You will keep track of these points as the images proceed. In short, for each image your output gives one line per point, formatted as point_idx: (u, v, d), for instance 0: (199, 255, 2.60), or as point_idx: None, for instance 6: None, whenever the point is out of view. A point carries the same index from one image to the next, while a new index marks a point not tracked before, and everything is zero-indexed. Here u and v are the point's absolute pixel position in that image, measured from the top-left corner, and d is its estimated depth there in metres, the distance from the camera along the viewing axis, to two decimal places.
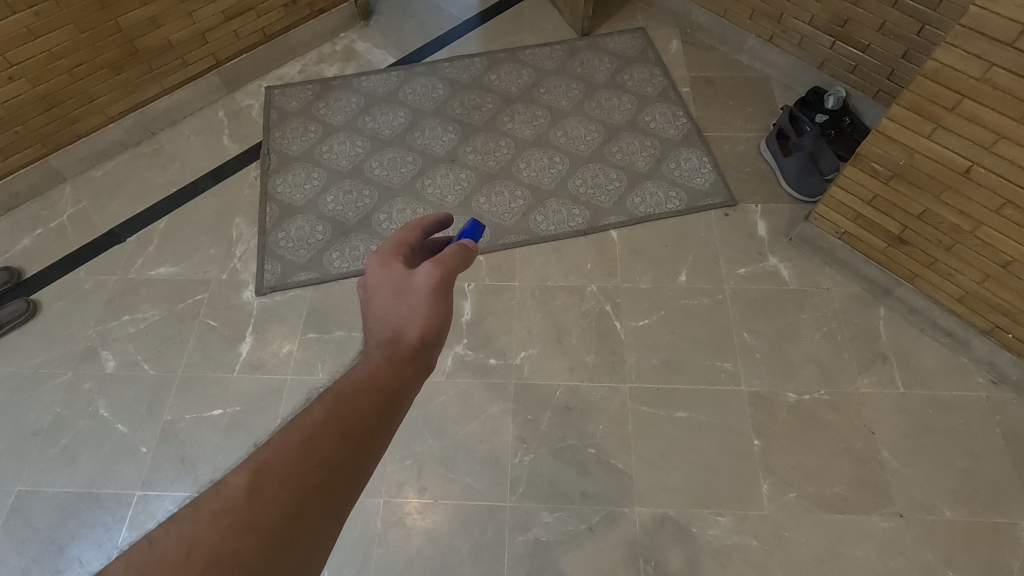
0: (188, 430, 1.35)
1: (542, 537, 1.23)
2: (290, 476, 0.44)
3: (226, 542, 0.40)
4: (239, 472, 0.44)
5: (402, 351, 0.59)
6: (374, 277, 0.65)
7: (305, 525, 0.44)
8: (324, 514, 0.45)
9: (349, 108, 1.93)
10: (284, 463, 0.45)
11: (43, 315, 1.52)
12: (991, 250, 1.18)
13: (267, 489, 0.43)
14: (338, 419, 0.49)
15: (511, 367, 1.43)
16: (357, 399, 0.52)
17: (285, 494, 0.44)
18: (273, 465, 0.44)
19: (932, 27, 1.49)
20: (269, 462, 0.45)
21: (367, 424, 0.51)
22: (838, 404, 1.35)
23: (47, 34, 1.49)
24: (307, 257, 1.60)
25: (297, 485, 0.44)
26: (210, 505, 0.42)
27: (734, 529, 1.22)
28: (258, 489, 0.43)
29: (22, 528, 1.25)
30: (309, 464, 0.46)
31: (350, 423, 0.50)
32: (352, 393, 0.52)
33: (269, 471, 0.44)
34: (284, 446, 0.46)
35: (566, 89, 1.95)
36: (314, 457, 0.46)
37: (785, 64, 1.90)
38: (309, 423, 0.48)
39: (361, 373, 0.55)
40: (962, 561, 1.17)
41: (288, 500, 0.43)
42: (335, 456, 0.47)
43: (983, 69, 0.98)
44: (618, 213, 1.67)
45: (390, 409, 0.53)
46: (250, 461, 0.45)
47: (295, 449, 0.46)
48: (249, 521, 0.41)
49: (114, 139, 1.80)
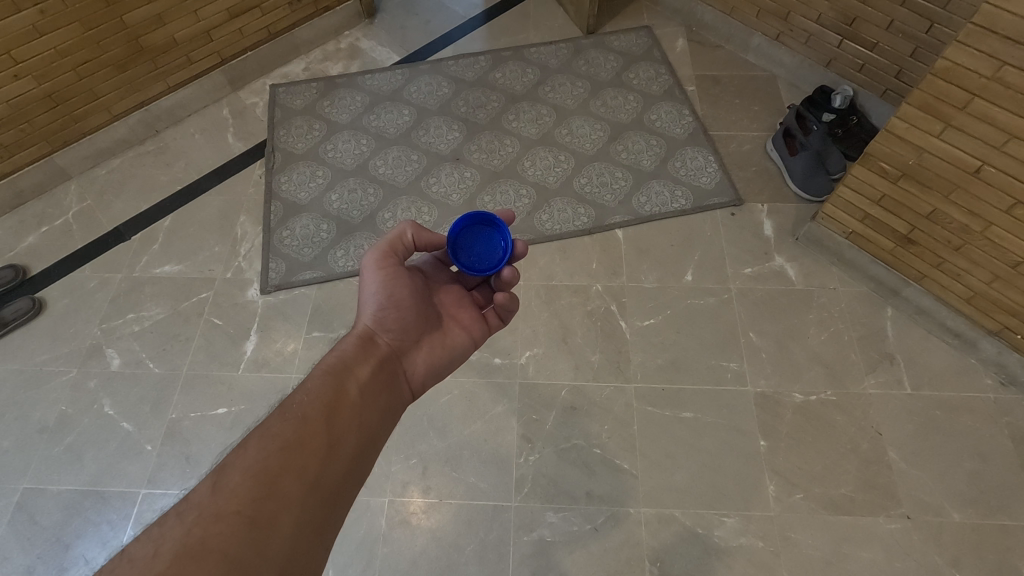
0: (193, 429, 1.35)
1: (547, 538, 1.23)
2: (253, 464, 0.66)
3: (198, 528, 0.59)
4: (208, 477, 0.65)
5: (356, 334, 0.88)
6: (368, 286, 0.90)
7: (272, 494, 0.64)
8: (288, 483, 0.66)
9: (354, 107, 1.92)
10: (245, 459, 0.66)
11: (48, 313, 1.52)
12: (1000, 250, 1.17)
13: (232, 481, 0.64)
14: (289, 417, 0.72)
15: (516, 367, 1.43)
16: (309, 393, 0.76)
17: (246, 480, 0.64)
18: (236, 463, 0.66)
19: (942, 25, 1.47)
20: (233, 462, 0.66)
21: (317, 407, 0.74)
22: (845, 404, 1.35)
23: (53, 31, 1.49)
24: (311, 255, 1.60)
25: (259, 468, 0.66)
26: (180, 508, 0.61)
27: (741, 530, 1.22)
28: (224, 481, 0.64)
29: (27, 525, 1.25)
30: (271, 449, 0.68)
31: (301, 415, 0.73)
32: (303, 391, 0.76)
33: (236, 468, 0.65)
34: (246, 447, 0.68)
35: (572, 87, 1.95)
36: (274, 445, 0.69)
37: (792, 62, 1.88)
38: (264, 432, 0.70)
39: (315, 370, 0.81)
40: (969, 563, 1.17)
41: (253, 482, 0.64)
42: (290, 440, 0.70)
43: (994, 68, 0.97)
44: (623, 212, 1.66)
45: (339, 384, 0.79)
46: (217, 468, 0.66)
47: (255, 446, 0.68)
48: (219, 509, 0.61)
49: (120, 137, 1.80)
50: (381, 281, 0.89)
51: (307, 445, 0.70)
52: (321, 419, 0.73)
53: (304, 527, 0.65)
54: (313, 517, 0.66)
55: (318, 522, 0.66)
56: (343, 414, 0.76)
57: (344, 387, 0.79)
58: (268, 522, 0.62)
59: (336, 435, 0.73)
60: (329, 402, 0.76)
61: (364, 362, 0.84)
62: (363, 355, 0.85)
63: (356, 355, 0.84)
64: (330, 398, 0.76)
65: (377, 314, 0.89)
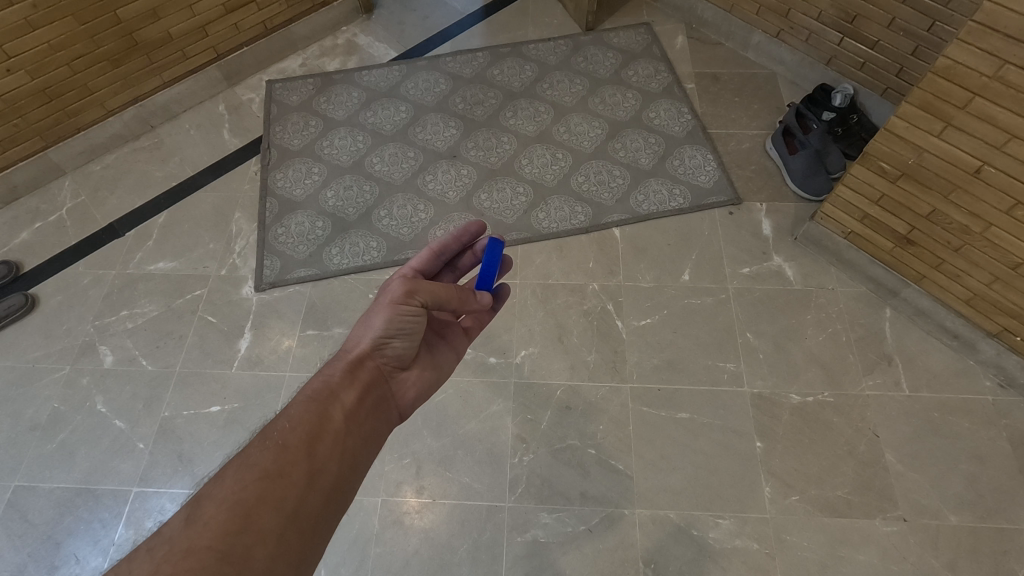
0: (186, 426, 1.35)
1: (541, 538, 1.22)
2: (230, 495, 0.63)
3: (165, 562, 0.55)
4: (184, 510, 0.62)
5: (346, 358, 0.82)
6: (377, 321, 0.81)
7: (249, 528, 0.61)
8: (264, 515, 0.62)
9: (350, 103, 1.91)
10: (223, 491, 0.63)
11: (41, 309, 1.51)
12: (1000, 251, 1.15)
13: (206, 515, 0.61)
14: (270, 445, 0.69)
15: (511, 366, 1.42)
16: (291, 420, 0.73)
17: (222, 512, 0.61)
18: (217, 494, 0.63)
19: (943, 23, 1.46)
20: (213, 494, 0.63)
21: (300, 437, 0.71)
22: (842, 406, 1.34)
23: (46, 25, 1.47)
24: (306, 252, 1.59)
25: (239, 502, 0.62)
26: (154, 542, 0.58)
27: (735, 531, 1.21)
28: (203, 515, 0.61)
29: (18, 524, 1.24)
30: (250, 481, 0.65)
31: (282, 443, 0.70)
32: (285, 418, 0.73)
33: (213, 500, 0.62)
34: (225, 478, 0.65)
35: (570, 84, 1.93)
36: (251, 474, 0.65)
37: (793, 60, 1.87)
38: (244, 461, 0.67)
39: (298, 399, 0.76)
40: (965, 567, 1.16)
41: (230, 516, 0.61)
42: (271, 470, 0.66)
43: (996, 67, 0.95)
44: (620, 211, 1.65)
45: (324, 410, 0.75)
46: (196, 499, 0.63)
47: (233, 477, 0.65)
48: (194, 542, 0.57)
49: (115, 132, 1.78)
50: (389, 318, 0.81)
51: (286, 477, 0.67)
52: (302, 447, 0.70)
53: (281, 563, 0.60)
54: (291, 549, 0.62)
55: (295, 557, 0.62)
56: (328, 442, 0.72)
57: (327, 414, 0.75)
58: (243, 559, 0.58)
59: (317, 463, 0.70)
60: (311, 430, 0.72)
61: (349, 387, 0.79)
62: (348, 381, 0.80)
63: (340, 382, 0.79)
64: (312, 426, 0.73)
65: (371, 340, 0.82)
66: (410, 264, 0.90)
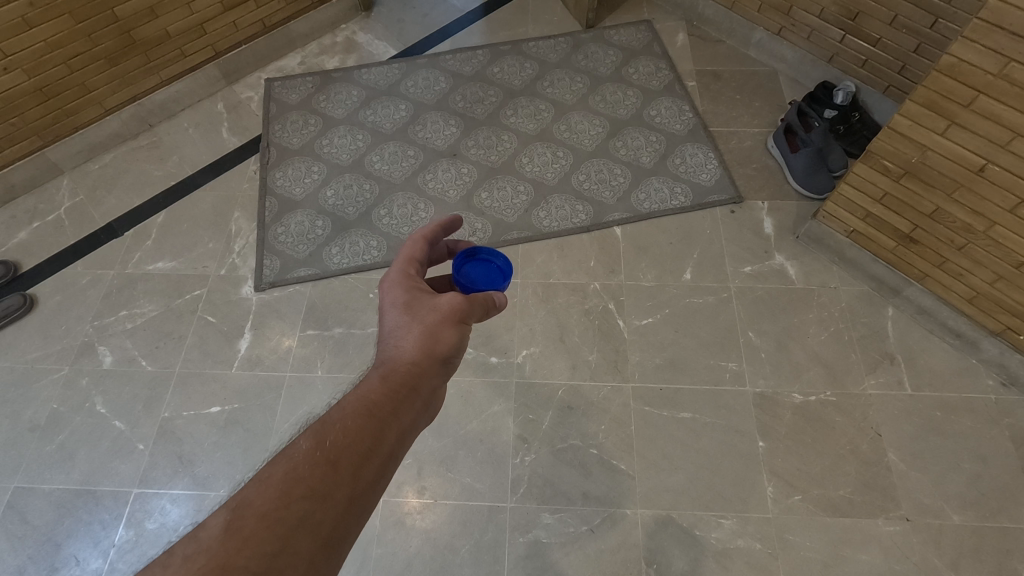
0: (186, 427, 1.34)
1: (542, 539, 1.22)
2: (271, 509, 0.45)
3: None
4: (217, 514, 0.44)
5: (406, 367, 0.60)
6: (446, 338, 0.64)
7: (285, 553, 0.43)
8: (303, 544, 0.45)
9: (349, 102, 1.90)
10: (265, 500, 0.45)
11: (40, 310, 1.50)
12: (1003, 250, 1.15)
13: (246, 528, 0.43)
14: (322, 454, 0.49)
15: (512, 366, 1.41)
16: (347, 428, 0.52)
17: (262, 531, 0.44)
18: (253, 503, 0.45)
19: (946, 20, 1.45)
20: (250, 501, 0.45)
21: (355, 451, 0.51)
22: (844, 405, 1.33)
23: (42, 23, 1.46)
24: (307, 252, 1.58)
25: (278, 521, 0.45)
26: (185, 550, 0.41)
27: (737, 531, 1.21)
28: (239, 527, 0.43)
29: (18, 525, 1.23)
30: (291, 496, 0.46)
31: (336, 458, 0.49)
32: (342, 421, 0.52)
33: (250, 509, 0.45)
34: (266, 482, 0.47)
35: (571, 82, 1.92)
36: (296, 490, 0.46)
37: (794, 57, 1.86)
38: (292, 463, 0.48)
39: (355, 399, 0.55)
40: (969, 566, 1.15)
41: (269, 534, 0.44)
42: (319, 486, 0.47)
43: (1001, 65, 0.95)
44: (621, 209, 1.64)
45: (384, 426, 0.54)
46: (230, 502, 0.45)
47: (277, 485, 0.46)
48: (227, 560, 0.41)
49: (113, 131, 1.77)
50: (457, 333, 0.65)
51: (332, 499, 0.48)
52: (357, 466, 0.50)
53: None
54: None
55: None
56: (383, 468, 0.52)
57: (388, 426, 0.54)
58: None
59: (369, 492, 0.50)
60: (370, 444, 0.52)
61: (410, 404, 0.57)
62: (411, 396, 0.58)
63: (403, 394, 0.57)
64: (371, 440, 0.52)
65: (438, 355, 0.63)
66: (408, 256, 0.71)
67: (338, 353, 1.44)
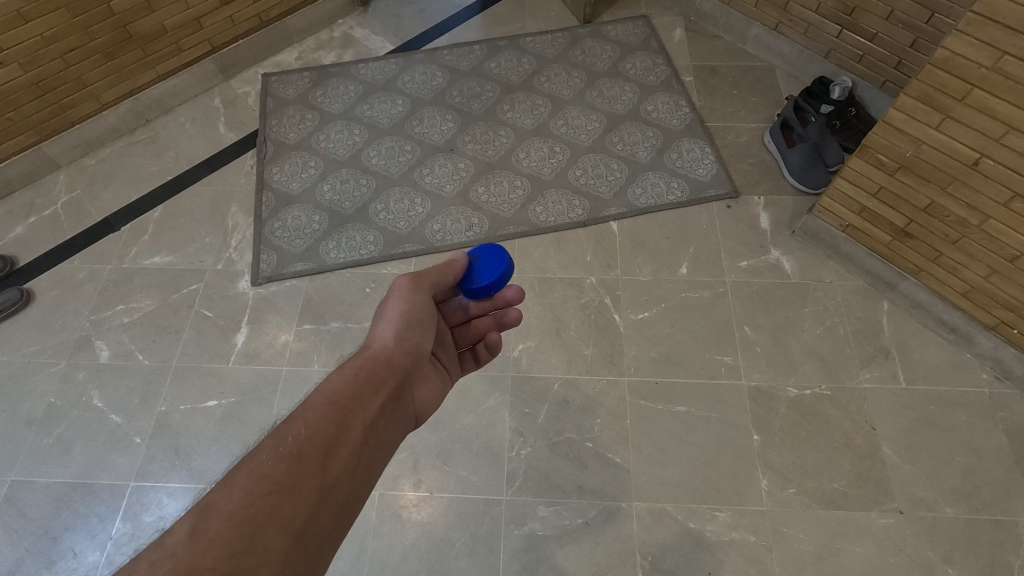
0: (183, 421, 1.34)
1: (538, 531, 1.22)
2: (238, 509, 0.51)
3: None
4: (184, 520, 0.49)
5: (368, 358, 0.72)
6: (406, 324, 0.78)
7: (255, 550, 0.49)
8: (273, 539, 0.50)
9: (346, 97, 1.90)
10: (230, 501, 0.51)
11: (37, 304, 1.50)
12: (998, 244, 1.15)
13: (212, 529, 0.49)
14: (284, 453, 0.56)
15: (508, 360, 1.42)
16: (309, 422, 0.60)
17: (228, 529, 0.49)
18: (219, 506, 0.51)
19: (942, 14, 1.46)
20: (216, 505, 0.51)
21: (318, 441, 0.59)
22: (839, 398, 1.34)
23: (38, 17, 1.46)
24: (303, 246, 1.59)
25: (244, 519, 0.50)
26: (151, 556, 0.46)
27: (732, 524, 1.21)
28: (205, 529, 0.49)
29: (15, 518, 1.24)
30: (257, 493, 0.52)
31: (298, 452, 0.57)
32: (303, 418, 0.60)
33: (216, 512, 0.50)
34: (232, 485, 0.53)
35: (567, 77, 1.92)
36: (261, 488, 0.53)
37: (791, 52, 1.86)
38: (257, 464, 0.55)
39: (318, 394, 0.65)
40: (962, 559, 1.16)
41: (234, 532, 0.49)
42: (283, 481, 0.54)
43: (994, 58, 0.95)
44: (618, 204, 1.64)
45: (345, 414, 0.63)
46: (199, 508, 0.51)
47: (243, 486, 0.53)
48: (195, 563, 0.45)
49: (109, 126, 1.77)
50: (415, 314, 0.80)
51: (299, 491, 0.54)
52: (320, 455, 0.58)
53: None
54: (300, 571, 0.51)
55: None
56: (348, 450, 0.60)
57: (348, 414, 0.63)
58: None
59: (334, 477, 0.58)
60: (333, 432, 0.60)
61: (370, 392, 0.68)
62: (374, 386, 0.69)
63: (365, 384, 0.68)
64: (334, 430, 0.61)
65: (393, 343, 0.76)
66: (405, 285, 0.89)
67: (335, 347, 1.44)
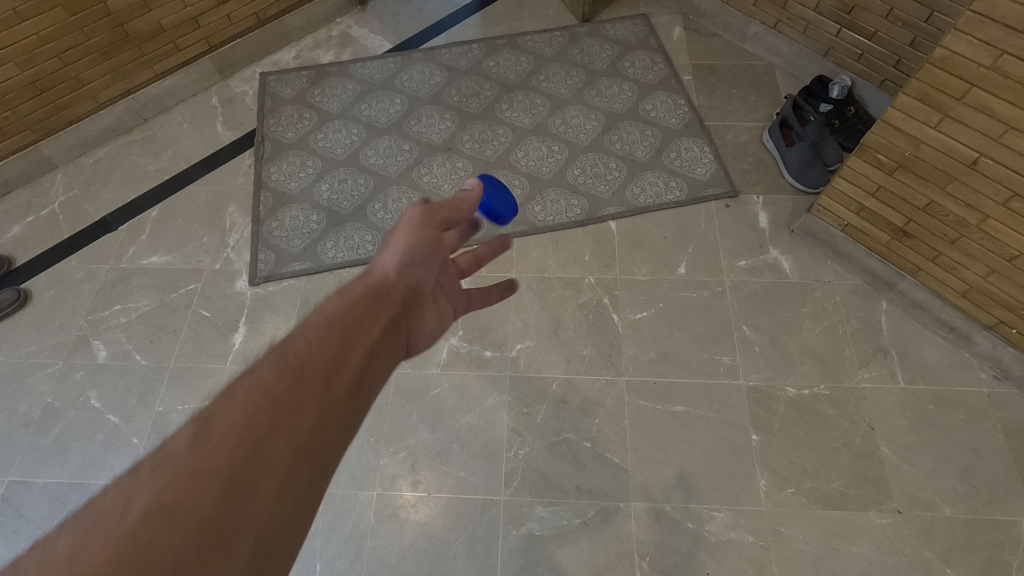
0: (181, 421, 1.34)
1: (536, 532, 1.22)
2: (239, 416, 0.40)
3: (163, 492, 0.35)
4: (183, 426, 0.39)
5: (369, 280, 0.58)
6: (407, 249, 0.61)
7: (261, 456, 0.39)
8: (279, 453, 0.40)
9: (344, 96, 1.89)
10: (232, 408, 0.41)
11: (35, 304, 1.50)
12: (996, 244, 1.15)
13: (216, 436, 0.39)
14: (284, 365, 0.44)
15: (507, 359, 1.41)
16: (311, 337, 0.48)
17: (228, 438, 0.39)
18: (220, 413, 0.40)
19: (941, 13, 1.45)
20: (217, 412, 0.40)
21: (322, 360, 0.47)
22: (837, 398, 1.34)
23: (35, 16, 1.46)
24: (301, 246, 1.58)
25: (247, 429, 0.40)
26: (153, 459, 0.37)
27: (731, 524, 1.21)
28: (208, 436, 0.39)
29: (13, 518, 1.24)
30: (257, 404, 0.41)
31: (301, 367, 0.45)
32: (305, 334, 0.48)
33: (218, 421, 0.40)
34: (231, 396, 0.42)
35: (566, 76, 1.92)
36: (264, 398, 0.42)
37: (790, 51, 1.86)
38: (255, 373, 0.43)
39: (315, 313, 0.51)
40: (961, 559, 1.16)
41: (238, 440, 0.39)
42: (287, 396, 0.43)
43: (994, 57, 0.95)
44: (617, 203, 1.64)
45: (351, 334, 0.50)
46: (197, 416, 0.40)
47: (243, 396, 0.41)
48: (199, 466, 0.37)
49: (107, 125, 1.77)
50: (419, 241, 0.62)
51: (303, 407, 0.43)
52: (326, 371, 0.46)
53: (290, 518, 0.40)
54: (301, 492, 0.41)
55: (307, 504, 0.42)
56: (356, 372, 0.48)
57: (354, 334, 0.51)
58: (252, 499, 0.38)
59: (342, 397, 0.46)
60: (338, 351, 0.48)
61: (378, 314, 0.55)
62: (374, 311, 0.55)
63: (366, 308, 0.54)
64: (336, 348, 0.48)
65: (400, 265, 0.60)
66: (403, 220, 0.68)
67: None
